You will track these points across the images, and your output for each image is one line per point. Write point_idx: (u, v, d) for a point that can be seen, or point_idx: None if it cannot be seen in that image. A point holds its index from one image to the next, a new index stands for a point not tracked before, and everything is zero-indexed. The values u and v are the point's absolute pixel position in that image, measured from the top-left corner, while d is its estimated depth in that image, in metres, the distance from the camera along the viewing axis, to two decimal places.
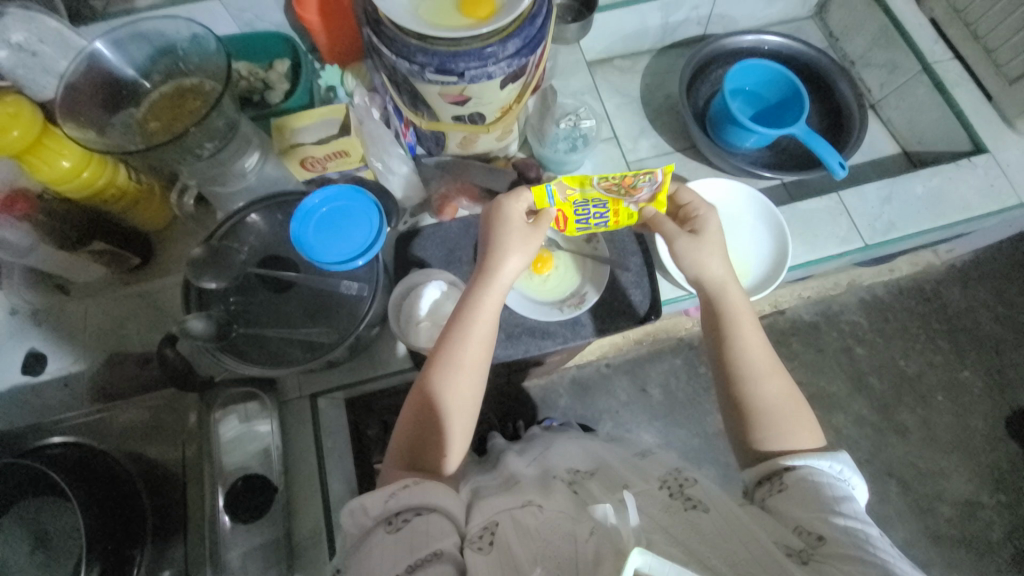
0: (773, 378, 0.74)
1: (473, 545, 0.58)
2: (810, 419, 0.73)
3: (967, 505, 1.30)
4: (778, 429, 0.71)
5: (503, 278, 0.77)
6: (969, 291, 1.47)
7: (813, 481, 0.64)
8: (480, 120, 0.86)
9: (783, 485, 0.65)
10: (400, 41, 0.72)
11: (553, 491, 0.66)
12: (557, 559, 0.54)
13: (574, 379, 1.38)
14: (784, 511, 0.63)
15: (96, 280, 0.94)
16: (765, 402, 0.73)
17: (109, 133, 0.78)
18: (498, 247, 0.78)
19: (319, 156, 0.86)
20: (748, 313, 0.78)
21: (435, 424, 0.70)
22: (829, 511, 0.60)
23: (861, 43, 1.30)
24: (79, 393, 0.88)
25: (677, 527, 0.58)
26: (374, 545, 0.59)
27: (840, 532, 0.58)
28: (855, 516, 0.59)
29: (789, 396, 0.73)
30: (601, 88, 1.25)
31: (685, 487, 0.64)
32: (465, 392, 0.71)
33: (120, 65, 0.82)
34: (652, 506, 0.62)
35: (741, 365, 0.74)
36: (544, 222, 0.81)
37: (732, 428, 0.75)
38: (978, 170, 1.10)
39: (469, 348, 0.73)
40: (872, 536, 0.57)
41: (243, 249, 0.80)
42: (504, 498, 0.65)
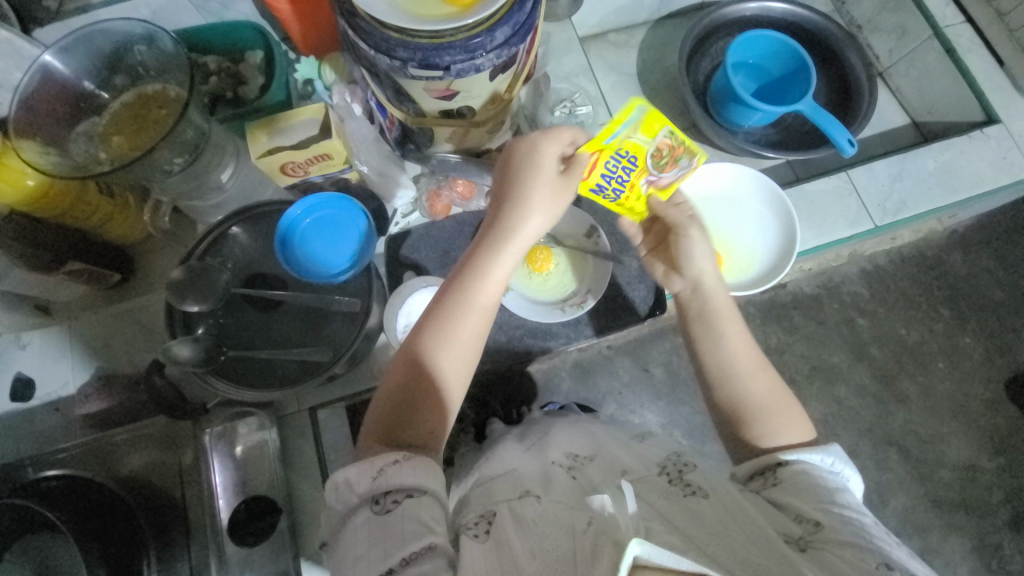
0: (759, 374, 0.72)
1: (469, 534, 0.54)
2: (800, 413, 0.71)
3: (975, 472, 1.14)
4: (766, 422, 0.68)
5: (514, 245, 0.69)
6: (971, 256, 1.24)
7: (812, 473, 0.61)
8: (469, 114, 0.81)
9: (778, 479, 0.62)
10: (379, 35, 0.66)
11: (552, 480, 0.60)
12: (555, 552, 0.49)
13: (577, 362, 1.06)
14: (782, 501, 0.60)
15: (78, 300, 0.90)
16: (751, 399, 0.70)
17: (71, 150, 0.73)
18: (512, 211, 0.70)
19: (299, 160, 0.82)
20: (734, 312, 0.76)
21: (426, 397, 0.64)
22: (827, 501, 0.57)
23: (869, 6, 1.21)
24: (71, 417, 0.84)
25: (681, 517, 0.52)
26: (360, 530, 0.53)
27: (840, 520, 0.55)
28: (851, 505, 0.57)
29: (777, 394, 0.71)
30: (596, 66, 1.17)
31: (685, 472, 0.59)
32: (458, 367, 0.66)
33: (75, 75, 0.77)
34: (651, 492, 0.56)
35: (728, 360, 0.72)
36: (566, 184, 0.73)
37: (726, 433, 0.71)
38: (991, 142, 1.06)
39: (468, 320, 0.66)
40: (867, 523, 0.55)
41: (225, 269, 0.76)
42: (503, 484, 0.60)
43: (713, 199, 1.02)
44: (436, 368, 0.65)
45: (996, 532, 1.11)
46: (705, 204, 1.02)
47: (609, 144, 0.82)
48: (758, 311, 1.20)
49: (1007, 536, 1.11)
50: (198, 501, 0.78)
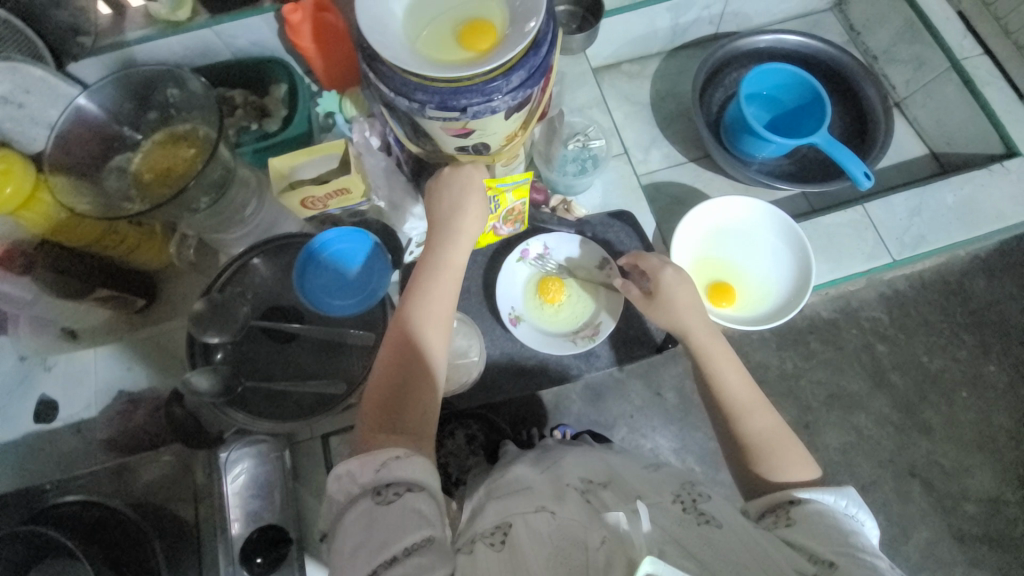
0: (756, 414, 0.71)
1: (485, 542, 0.54)
2: (802, 451, 0.68)
3: (1003, 506, 1.09)
4: (768, 460, 0.67)
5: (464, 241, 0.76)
6: (994, 281, 1.21)
7: (826, 513, 0.58)
8: (485, 150, 0.82)
9: (791, 518, 0.59)
10: (399, 79, 0.69)
11: (566, 498, 0.59)
12: (569, 564, 0.49)
13: (588, 384, 1.04)
14: (793, 539, 0.56)
15: (103, 324, 0.93)
16: (748, 439, 0.69)
17: (105, 186, 0.78)
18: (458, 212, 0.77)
19: (318, 195, 0.82)
20: (727, 351, 0.77)
21: (413, 381, 0.65)
22: (842, 541, 0.53)
23: (884, 37, 1.21)
24: (92, 439, 0.87)
25: (691, 541, 0.51)
26: (357, 517, 0.52)
27: (853, 561, 0.50)
28: (865, 548, 0.52)
29: (777, 433, 0.69)
30: (609, 96, 1.19)
31: (699, 502, 0.57)
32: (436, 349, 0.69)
33: (109, 116, 0.81)
34: (664, 518, 0.55)
35: (723, 400, 0.72)
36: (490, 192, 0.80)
37: (737, 470, 0.70)
38: (1013, 176, 1.05)
39: (435, 306, 0.70)
40: (882, 567, 0.50)
41: (245, 300, 0.78)
42: (519, 499, 0.60)
43: (727, 231, 1.02)
44: (414, 352, 0.67)
45: None
46: (718, 237, 1.01)
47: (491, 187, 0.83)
48: (774, 335, 1.19)
49: None
50: (211, 522, 0.78)
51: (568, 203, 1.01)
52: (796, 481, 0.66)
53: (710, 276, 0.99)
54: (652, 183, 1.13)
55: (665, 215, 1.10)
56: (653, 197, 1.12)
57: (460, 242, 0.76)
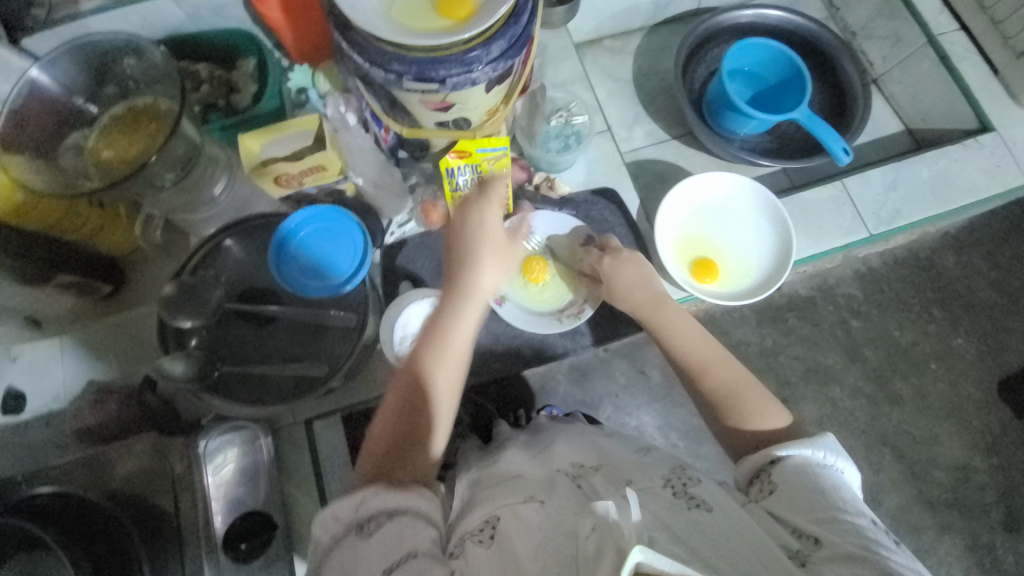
0: (712, 370, 0.71)
1: (474, 538, 0.54)
2: (768, 395, 0.68)
3: (968, 471, 1.14)
4: (732, 415, 0.68)
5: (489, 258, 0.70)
6: (962, 257, 1.25)
7: (805, 474, 0.57)
8: (465, 125, 0.81)
9: (773, 484, 0.59)
10: (374, 48, 0.66)
11: (557, 487, 0.59)
12: (558, 556, 0.49)
13: (574, 365, 1.04)
14: (776, 512, 0.56)
15: (70, 311, 0.89)
16: (710, 398, 0.70)
17: (61, 163, 0.73)
18: (479, 223, 0.71)
19: (294, 172, 0.80)
20: (680, 312, 0.78)
21: (422, 413, 0.63)
22: (823, 508, 0.53)
23: (864, 13, 1.21)
24: (62, 431, 0.83)
25: (679, 525, 0.52)
26: (342, 552, 0.51)
27: (835, 530, 0.51)
28: (845, 507, 0.53)
29: (738, 383, 0.70)
30: (591, 72, 1.17)
31: (688, 486, 0.58)
32: (451, 378, 0.65)
33: (64, 89, 0.76)
34: (654, 504, 0.55)
35: (681, 364, 0.74)
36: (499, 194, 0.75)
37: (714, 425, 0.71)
38: (985, 150, 1.07)
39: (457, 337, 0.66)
40: (862, 526, 0.51)
41: (219, 283, 0.75)
42: (505, 490, 0.60)
43: (708, 208, 1.02)
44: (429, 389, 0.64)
45: (990, 531, 1.11)
46: (700, 215, 1.01)
47: (474, 155, 0.84)
48: (753, 313, 1.21)
49: (1001, 535, 1.11)
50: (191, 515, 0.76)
51: (552, 179, 1.00)
52: (764, 430, 0.66)
53: (695, 253, 0.99)
54: (635, 161, 1.12)
55: (648, 192, 1.10)
56: (637, 175, 1.11)
57: (486, 267, 0.70)
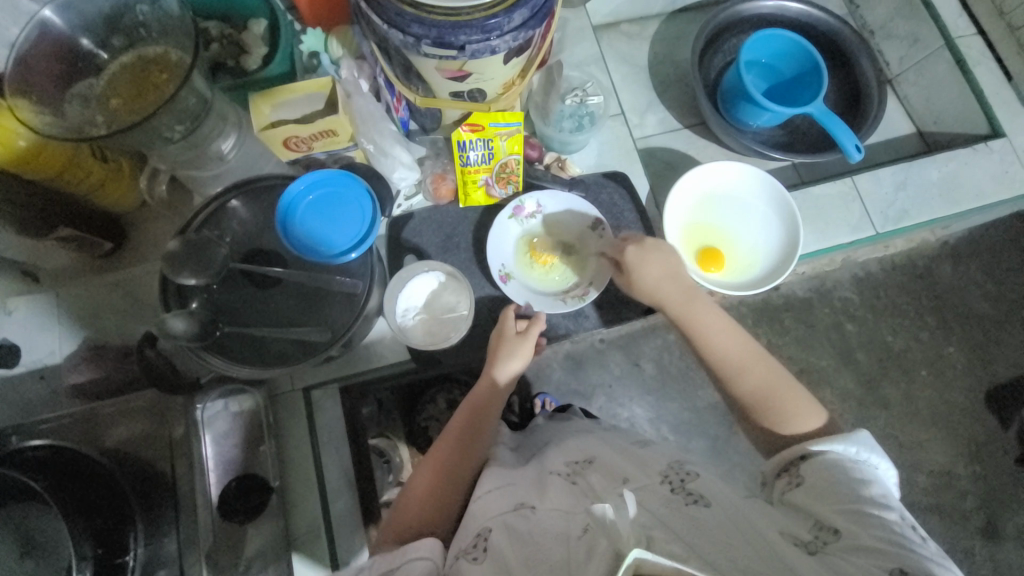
0: (750, 371, 0.71)
1: (468, 556, 0.53)
2: (803, 396, 0.68)
3: (951, 478, 1.16)
4: (773, 420, 0.67)
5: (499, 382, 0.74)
6: (959, 267, 1.26)
7: (836, 468, 0.56)
8: (481, 96, 0.81)
9: (800, 477, 0.57)
10: (393, 9, 0.65)
11: (548, 489, 0.60)
12: (548, 561, 0.48)
13: (570, 355, 1.05)
14: (800, 505, 0.55)
15: (67, 267, 0.88)
16: (743, 399, 0.70)
17: (66, 111, 0.71)
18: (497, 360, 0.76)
19: (303, 135, 0.80)
20: (713, 312, 0.76)
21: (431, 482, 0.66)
22: (850, 501, 0.52)
23: (883, 12, 1.20)
24: (57, 387, 0.82)
25: (677, 521, 0.49)
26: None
27: (861, 524, 0.50)
28: (875, 501, 0.52)
29: (775, 385, 0.69)
30: (607, 56, 1.15)
31: (687, 482, 0.55)
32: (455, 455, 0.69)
33: (73, 34, 0.74)
34: (650, 500, 0.52)
35: (712, 364, 0.73)
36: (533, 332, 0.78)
37: (743, 420, 0.71)
38: (995, 156, 1.07)
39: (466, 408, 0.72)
40: (891, 521, 0.50)
41: (224, 242, 0.74)
42: (497, 498, 0.60)
43: (718, 198, 1.01)
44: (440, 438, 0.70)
45: (969, 538, 1.13)
46: (710, 203, 1.01)
47: (488, 129, 0.83)
48: (750, 312, 1.21)
49: (980, 542, 1.13)
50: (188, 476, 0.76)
51: (563, 161, 1.00)
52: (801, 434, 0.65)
53: (701, 241, 0.99)
54: (646, 148, 1.11)
55: (658, 180, 1.09)
56: (647, 162, 1.10)
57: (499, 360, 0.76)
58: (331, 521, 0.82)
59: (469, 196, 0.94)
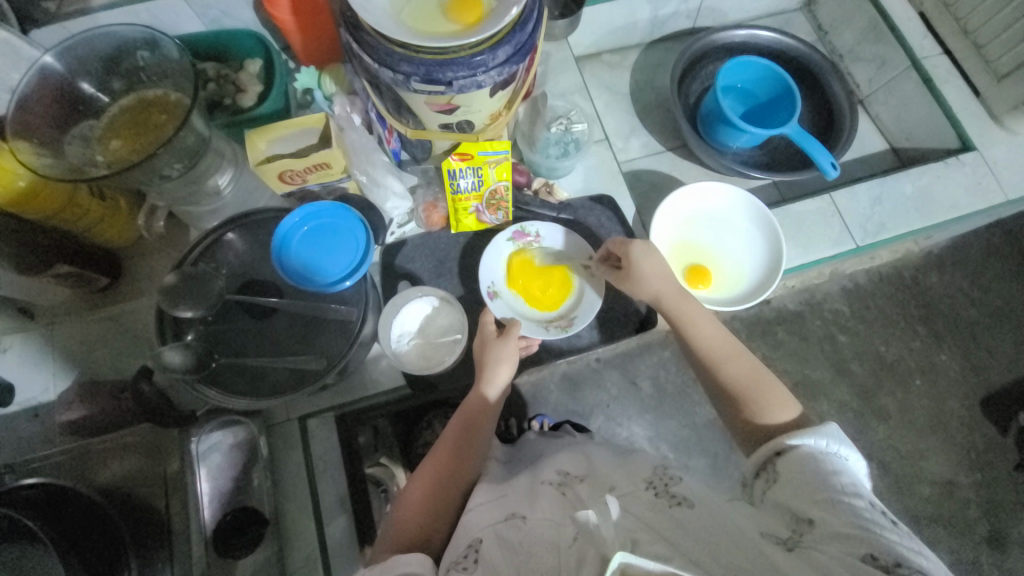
0: (734, 360, 0.72)
1: (457, 567, 0.53)
2: (782, 389, 0.68)
3: (954, 488, 1.16)
4: (747, 405, 0.68)
5: (490, 391, 0.76)
6: (945, 276, 1.29)
7: (807, 460, 0.56)
8: (468, 128, 0.84)
9: (777, 474, 0.58)
10: (383, 50, 0.69)
11: (539, 498, 0.59)
12: (538, 571, 0.48)
13: (566, 375, 1.06)
14: (778, 500, 0.55)
15: (62, 303, 0.88)
16: (728, 388, 0.71)
17: (66, 151, 0.73)
18: (486, 371, 0.77)
19: (298, 168, 0.81)
20: (706, 314, 0.77)
21: (429, 494, 0.67)
22: (822, 490, 0.52)
23: (850, 37, 1.28)
24: (50, 424, 0.82)
25: (663, 524, 0.49)
26: None
27: (832, 510, 0.50)
28: (844, 489, 0.52)
29: (754, 376, 0.70)
30: (590, 85, 1.20)
31: (670, 485, 0.56)
32: (451, 467, 0.69)
33: (74, 77, 0.77)
34: (637, 506, 0.53)
35: (699, 355, 0.74)
36: (511, 335, 0.80)
37: (727, 416, 0.71)
38: (966, 168, 1.12)
39: (457, 420, 0.73)
40: (860, 507, 0.50)
41: (220, 274, 0.76)
42: (489, 510, 0.60)
43: (702, 217, 1.04)
44: (437, 451, 0.71)
45: (975, 549, 1.12)
46: (694, 223, 1.04)
47: (479, 157, 0.86)
48: (743, 327, 1.24)
49: (986, 552, 1.13)
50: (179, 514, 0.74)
51: (551, 186, 1.03)
52: (777, 424, 0.65)
53: (688, 261, 1.02)
54: (631, 171, 1.15)
55: (645, 202, 1.12)
56: (633, 184, 1.14)
57: (485, 372, 0.77)
58: (329, 551, 0.81)
59: (458, 222, 0.95)
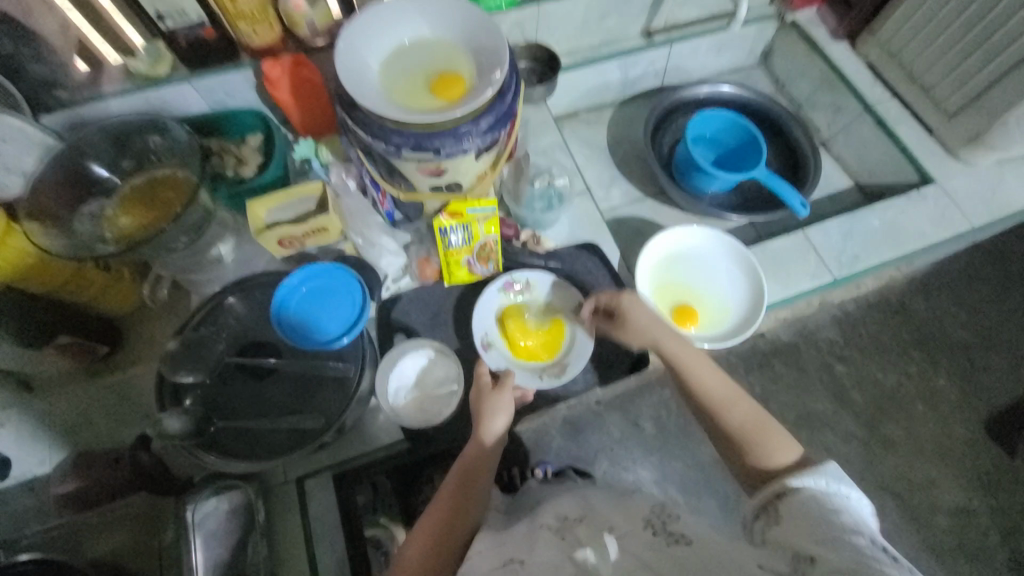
0: (736, 407, 0.73)
1: None
2: (783, 433, 0.69)
3: (971, 515, 1.14)
4: (751, 451, 0.69)
5: (487, 441, 0.76)
6: (931, 300, 1.33)
7: (811, 501, 0.56)
8: (457, 188, 0.90)
9: (779, 515, 0.58)
10: (376, 124, 0.76)
11: (537, 543, 0.59)
12: None
13: (567, 419, 1.05)
14: (781, 540, 0.54)
15: (57, 374, 0.85)
16: (731, 434, 0.71)
17: (75, 230, 0.78)
18: (482, 420, 0.78)
19: (297, 234, 0.86)
20: (702, 358, 0.79)
21: (427, 551, 0.66)
22: (824, 529, 0.51)
23: (806, 88, 1.41)
24: (44, 498, 0.83)
25: (661, 565, 0.50)
26: None
27: (833, 548, 0.48)
28: (845, 528, 0.50)
29: (755, 420, 0.71)
30: (570, 142, 1.29)
31: (668, 523, 0.56)
32: (449, 521, 0.69)
33: (88, 161, 0.83)
34: (636, 546, 0.54)
35: (700, 402, 0.75)
36: (507, 384, 0.82)
37: (731, 461, 0.71)
38: (930, 199, 1.19)
39: (455, 473, 0.73)
40: (862, 545, 0.48)
41: (220, 338, 0.79)
42: (489, 558, 0.60)
43: (683, 259, 1.09)
44: (435, 506, 0.70)
45: None
46: (677, 265, 1.09)
47: (467, 214, 0.91)
48: (739, 360, 1.25)
49: None
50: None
51: (538, 236, 1.08)
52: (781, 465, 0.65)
53: (674, 301, 1.05)
54: (615, 218, 1.21)
55: (630, 246, 1.18)
56: (617, 231, 1.20)
57: (482, 421, 0.78)
58: None
59: (452, 275, 0.99)
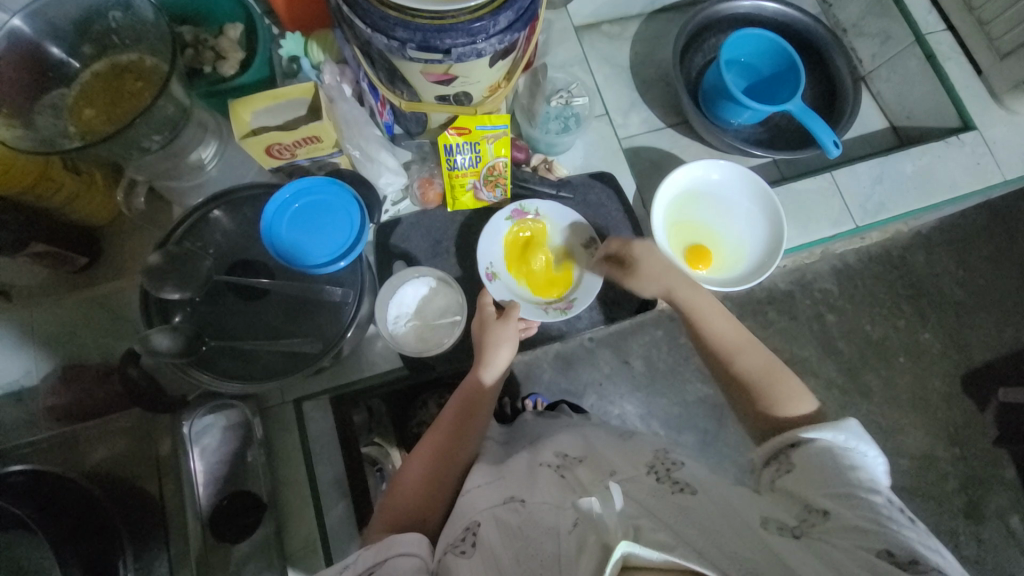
0: (748, 353, 0.72)
1: (455, 550, 0.53)
2: (794, 380, 0.69)
3: (933, 461, 1.19)
4: (761, 397, 0.68)
5: (490, 371, 0.75)
6: (932, 255, 1.30)
7: (825, 454, 0.56)
8: (466, 100, 0.81)
9: (791, 464, 0.58)
10: (376, 13, 0.64)
11: (538, 482, 0.59)
12: (538, 557, 0.48)
13: (560, 354, 1.05)
14: (790, 489, 0.56)
15: (38, 283, 0.83)
16: (741, 378, 0.71)
17: (37, 123, 0.68)
18: (485, 351, 0.76)
19: (286, 142, 0.77)
20: (715, 305, 0.78)
21: (426, 474, 0.66)
22: (838, 484, 0.53)
23: (855, 10, 1.24)
24: (36, 409, 0.80)
25: (665, 511, 0.49)
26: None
27: (847, 505, 0.51)
28: (861, 484, 0.52)
29: (766, 366, 0.70)
30: (591, 58, 1.16)
31: (671, 470, 0.56)
32: (449, 448, 0.68)
33: (41, 40, 0.71)
34: (639, 491, 0.53)
35: (712, 348, 0.74)
36: (512, 316, 0.79)
37: (738, 404, 0.71)
38: (966, 148, 1.11)
39: (456, 401, 0.72)
40: (877, 504, 0.50)
41: (208, 254, 0.73)
42: (488, 493, 0.59)
43: (702, 196, 1.03)
44: (435, 432, 0.70)
45: (952, 519, 1.16)
46: (694, 202, 1.02)
47: (476, 131, 0.83)
48: (735, 306, 1.24)
49: (962, 522, 1.16)
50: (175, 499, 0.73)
51: (550, 162, 1.00)
52: (793, 418, 0.65)
53: (688, 240, 1.00)
54: (631, 148, 1.12)
55: (645, 180, 1.10)
56: (633, 162, 1.11)
57: (485, 352, 0.76)
58: (327, 534, 0.80)
59: (456, 200, 0.92)
